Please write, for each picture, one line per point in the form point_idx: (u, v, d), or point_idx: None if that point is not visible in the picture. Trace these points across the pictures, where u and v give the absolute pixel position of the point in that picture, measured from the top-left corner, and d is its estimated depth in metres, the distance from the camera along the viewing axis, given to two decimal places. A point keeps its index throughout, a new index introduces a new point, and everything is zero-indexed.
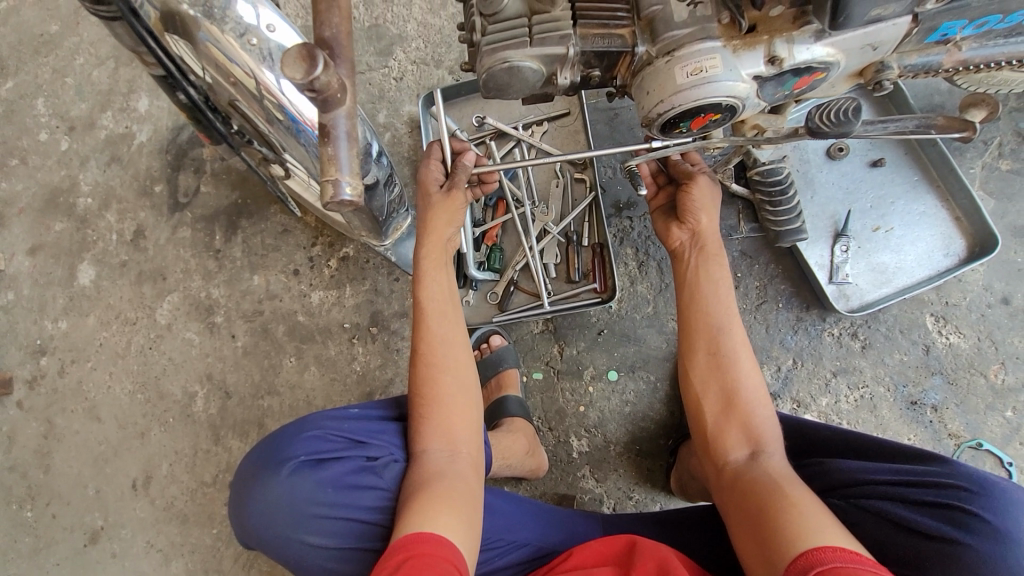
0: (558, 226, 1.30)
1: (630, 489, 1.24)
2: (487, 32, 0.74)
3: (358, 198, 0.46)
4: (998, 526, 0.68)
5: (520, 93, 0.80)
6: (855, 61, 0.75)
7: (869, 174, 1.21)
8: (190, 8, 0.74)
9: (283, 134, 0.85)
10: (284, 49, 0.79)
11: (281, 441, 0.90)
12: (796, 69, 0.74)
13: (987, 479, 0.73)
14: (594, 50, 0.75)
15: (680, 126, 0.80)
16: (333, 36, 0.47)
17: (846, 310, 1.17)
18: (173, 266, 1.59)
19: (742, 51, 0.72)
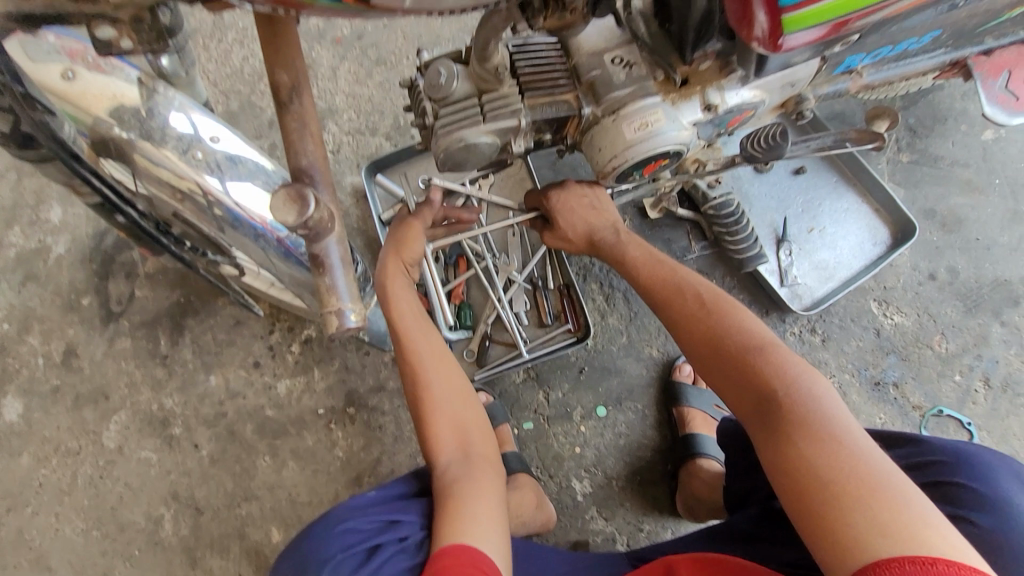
0: (521, 273, 1.30)
1: (640, 520, 1.24)
2: (440, 116, 0.75)
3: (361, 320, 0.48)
4: (986, 494, 0.72)
5: (477, 166, 0.80)
6: (777, 97, 0.83)
7: (794, 181, 1.31)
8: (124, 131, 0.71)
9: (235, 237, 0.80)
10: (232, 157, 0.77)
11: (309, 546, 0.80)
12: (729, 112, 0.81)
13: (961, 449, 0.78)
14: (544, 117, 0.76)
15: (635, 173, 0.84)
16: (310, 163, 0.50)
17: (802, 308, 1.25)
18: (115, 382, 1.46)
19: (679, 102, 0.79)
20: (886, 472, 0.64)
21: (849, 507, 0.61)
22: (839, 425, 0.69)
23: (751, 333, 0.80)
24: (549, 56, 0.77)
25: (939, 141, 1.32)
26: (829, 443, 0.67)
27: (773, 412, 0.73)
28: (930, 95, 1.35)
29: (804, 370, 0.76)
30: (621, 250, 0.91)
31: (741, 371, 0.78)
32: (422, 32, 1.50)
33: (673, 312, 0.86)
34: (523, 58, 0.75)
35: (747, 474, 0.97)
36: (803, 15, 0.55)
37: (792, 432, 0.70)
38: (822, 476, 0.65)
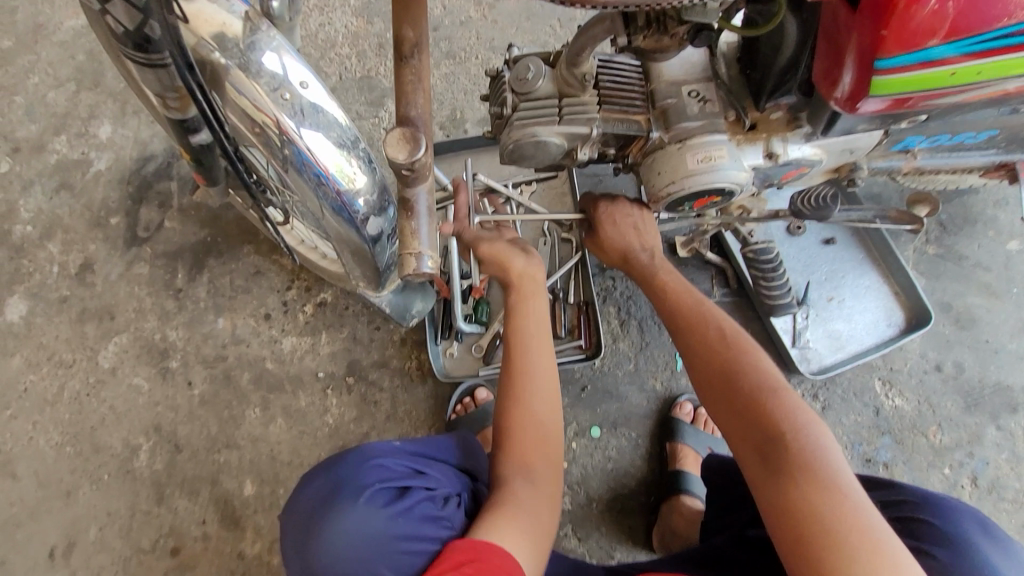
0: (546, 283, 1.29)
1: (612, 547, 1.24)
2: (519, 108, 0.78)
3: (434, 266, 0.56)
4: (947, 531, 0.73)
5: (541, 164, 0.83)
6: (834, 160, 0.86)
7: (823, 250, 1.34)
8: (223, 57, 0.73)
9: (297, 181, 0.83)
10: (315, 107, 0.79)
11: (342, 473, 0.82)
12: (788, 164, 0.84)
13: (930, 492, 0.80)
14: (614, 132, 0.79)
15: (684, 204, 0.88)
16: (417, 114, 0.54)
17: (809, 372, 1.26)
18: (124, 305, 1.46)
19: (744, 145, 0.83)
20: (881, 526, 0.66)
21: (847, 558, 0.63)
22: (841, 477, 0.71)
23: (766, 376, 0.83)
24: (632, 76, 0.81)
25: (967, 240, 1.37)
26: (830, 493, 0.69)
27: (776, 452, 0.75)
28: (965, 196, 1.40)
29: (810, 418, 0.79)
30: (653, 272, 0.93)
31: (752, 408, 0.80)
32: (495, 37, 1.56)
33: (692, 339, 0.89)
34: (606, 73, 0.79)
35: (731, 516, 0.98)
36: (894, 81, 0.58)
37: (797, 478, 0.72)
38: (824, 524, 0.67)
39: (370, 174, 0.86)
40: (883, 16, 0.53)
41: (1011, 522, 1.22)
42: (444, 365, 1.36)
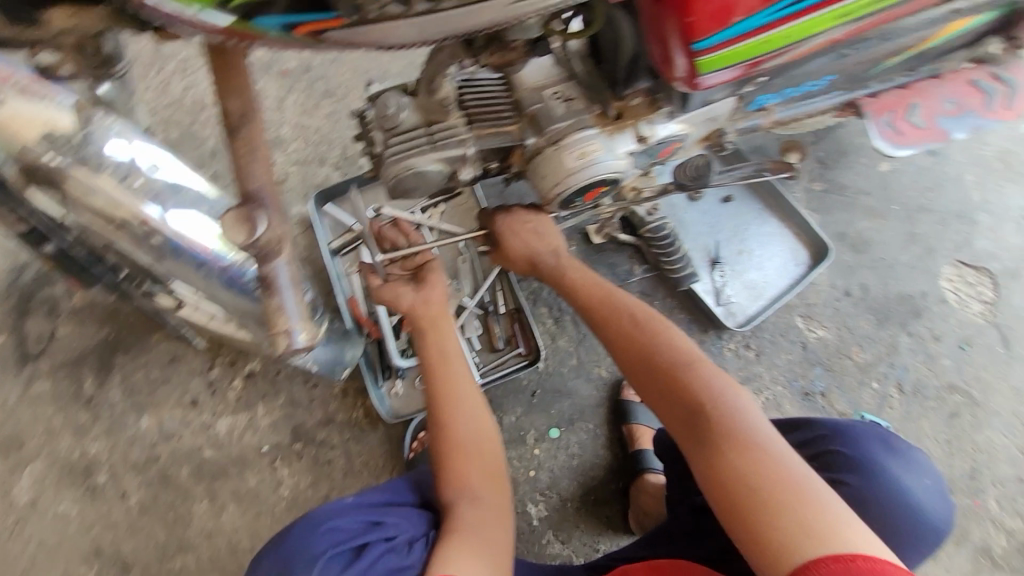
0: (473, 299, 1.28)
1: (596, 540, 1.25)
2: (392, 144, 0.75)
3: (308, 338, 0.57)
4: (856, 457, 0.86)
5: (428, 194, 0.82)
6: (702, 130, 0.91)
7: (725, 208, 1.42)
8: (54, 155, 0.67)
9: (174, 266, 0.79)
10: (175, 186, 0.76)
11: (292, 547, 0.77)
12: (659, 144, 0.88)
13: (840, 423, 0.92)
14: (489, 147, 0.79)
15: (575, 200, 0.90)
16: (257, 187, 0.52)
17: (737, 325, 1.34)
18: (29, 430, 1.31)
19: (615, 134, 0.86)
20: (807, 477, 0.71)
21: (779, 513, 0.68)
22: (760, 438, 0.76)
23: (681, 351, 0.87)
24: (494, 88, 0.81)
25: (847, 171, 1.48)
26: (757, 455, 0.73)
27: (702, 424, 0.79)
28: (834, 131, 1.51)
29: (727, 385, 0.83)
30: (560, 271, 0.95)
31: (675, 388, 0.84)
32: (371, 67, 1.54)
33: (610, 329, 0.91)
34: (467, 93, 0.78)
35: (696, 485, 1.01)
36: (716, 58, 0.62)
37: (724, 448, 0.75)
38: (751, 487, 0.71)
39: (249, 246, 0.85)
40: (683, 6, 0.56)
41: (939, 415, 1.32)
42: (391, 407, 1.33)
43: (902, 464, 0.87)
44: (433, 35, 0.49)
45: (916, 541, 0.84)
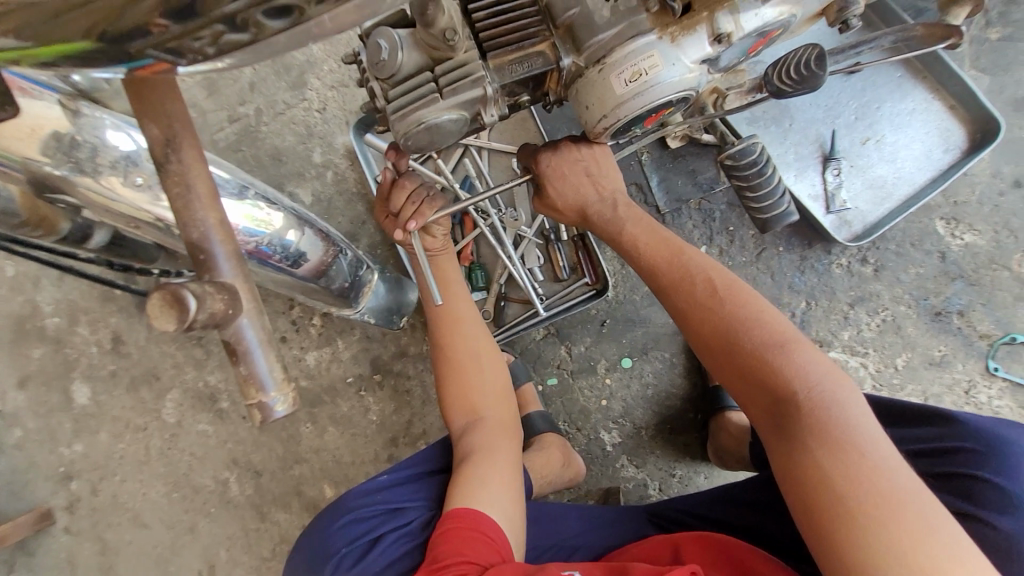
0: (531, 227, 1.24)
1: (672, 466, 1.25)
2: (390, 98, 0.65)
3: (291, 411, 0.40)
4: (1014, 493, 0.63)
5: (449, 145, 0.71)
6: (812, 5, 0.65)
7: (845, 81, 1.11)
8: (56, 168, 0.64)
9: None
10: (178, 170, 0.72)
11: (320, 534, 0.85)
12: (746, 39, 0.64)
13: (999, 435, 0.67)
14: (514, 79, 0.66)
15: (634, 128, 0.71)
16: (203, 233, 0.39)
17: (849, 238, 1.12)
18: None
19: (681, 38, 0.62)
20: (931, 518, 0.52)
21: (869, 532, 0.52)
22: (872, 448, 0.57)
23: (769, 323, 0.66)
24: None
25: None
26: (852, 461, 0.56)
27: (786, 412, 0.61)
28: None
29: (827, 368, 0.63)
30: (619, 225, 0.76)
31: (748, 361, 0.65)
32: None
33: (676, 297, 0.72)
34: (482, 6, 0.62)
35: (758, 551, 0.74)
36: None
37: (811, 441, 0.58)
38: (881, 493, 0.53)
39: (280, 206, 0.85)
40: None
41: None
42: None
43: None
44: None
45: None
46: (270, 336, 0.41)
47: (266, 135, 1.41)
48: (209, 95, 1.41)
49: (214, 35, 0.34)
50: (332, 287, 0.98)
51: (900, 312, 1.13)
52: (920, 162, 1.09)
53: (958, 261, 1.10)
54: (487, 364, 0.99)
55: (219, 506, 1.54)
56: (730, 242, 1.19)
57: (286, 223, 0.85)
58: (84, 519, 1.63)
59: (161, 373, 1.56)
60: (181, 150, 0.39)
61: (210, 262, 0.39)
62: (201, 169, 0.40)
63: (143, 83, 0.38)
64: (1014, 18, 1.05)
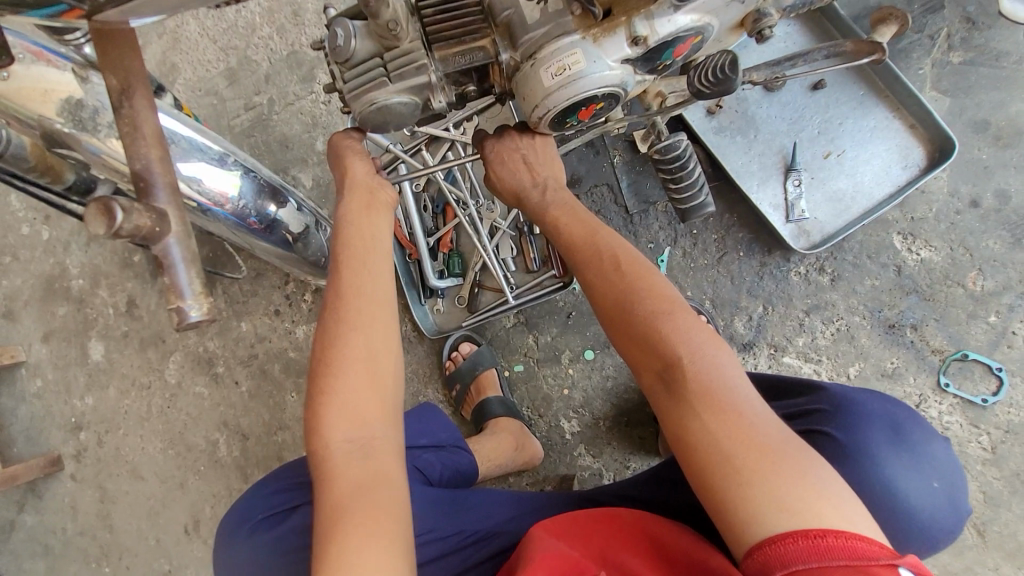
0: (506, 220, 1.32)
1: (627, 458, 1.29)
2: (347, 81, 0.74)
3: (203, 316, 0.48)
4: (848, 444, 0.69)
5: (405, 127, 0.80)
6: (728, 16, 0.72)
7: (810, 97, 1.17)
8: (64, 125, 0.76)
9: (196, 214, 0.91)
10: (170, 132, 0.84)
11: (247, 501, 0.94)
12: (663, 43, 0.71)
13: (847, 398, 0.74)
14: (458, 69, 0.74)
15: (570, 120, 0.79)
16: (146, 166, 0.49)
17: (806, 247, 1.16)
18: None
19: (603, 39, 0.70)
20: (795, 463, 0.59)
21: (745, 484, 0.58)
22: (744, 405, 0.64)
23: (663, 297, 0.72)
24: None
25: None
26: (729, 420, 0.63)
27: (675, 379, 0.67)
28: None
29: (709, 336, 0.69)
30: (544, 208, 0.85)
31: (644, 336, 0.70)
32: None
33: (588, 276, 0.78)
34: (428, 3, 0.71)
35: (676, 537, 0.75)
36: None
37: (696, 405, 0.64)
38: (752, 447, 0.60)
39: (261, 176, 0.95)
40: None
41: None
42: (432, 322, 1.38)
43: (909, 461, 0.69)
44: None
45: (917, 538, 0.68)
46: (195, 256, 0.50)
47: (276, 123, 1.54)
48: (230, 84, 1.56)
49: None
50: (310, 258, 1.07)
51: (855, 322, 1.15)
52: (879, 177, 1.14)
53: (913, 275, 1.13)
54: (380, 366, 0.80)
55: (207, 465, 1.65)
56: (694, 244, 1.24)
57: (264, 195, 0.95)
58: (88, 467, 1.76)
59: (167, 336, 1.69)
60: (134, 99, 0.49)
61: (149, 190, 0.48)
62: (150, 115, 0.49)
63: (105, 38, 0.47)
64: (975, 44, 1.12)
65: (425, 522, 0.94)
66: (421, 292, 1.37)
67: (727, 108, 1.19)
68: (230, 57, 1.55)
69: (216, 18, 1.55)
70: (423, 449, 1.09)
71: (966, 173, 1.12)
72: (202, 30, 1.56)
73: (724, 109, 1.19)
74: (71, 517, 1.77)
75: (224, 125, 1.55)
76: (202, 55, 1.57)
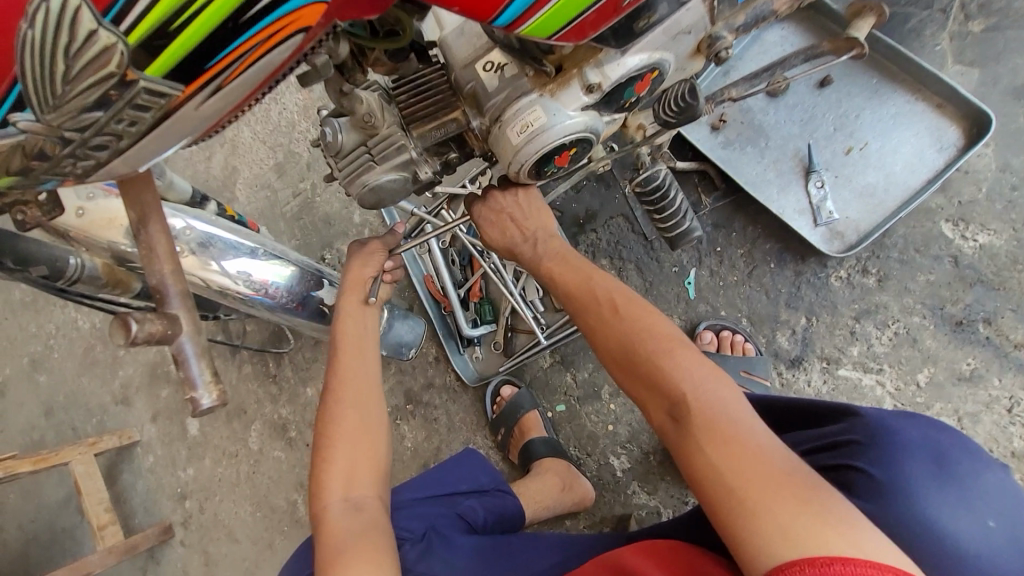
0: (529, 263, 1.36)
1: (683, 493, 1.26)
2: (341, 170, 0.82)
3: (216, 401, 0.55)
4: (882, 480, 0.66)
5: (401, 200, 0.87)
6: (682, 48, 0.73)
7: (820, 95, 1.11)
8: (125, 243, 0.90)
9: (241, 303, 1.03)
10: (204, 235, 0.96)
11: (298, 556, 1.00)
12: (621, 83, 0.72)
13: (884, 428, 0.70)
14: (435, 142, 0.80)
15: (550, 169, 0.81)
16: (160, 279, 0.58)
17: (839, 249, 1.08)
18: None
19: (558, 92, 0.73)
20: (804, 492, 0.58)
21: (755, 518, 0.58)
22: (751, 436, 0.64)
23: (664, 334, 0.74)
24: (428, 80, 0.77)
25: None
26: (733, 451, 0.63)
27: (681, 414, 0.68)
28: None
29: (712, 370, 0.71)
30: (539, 259, 0.90)
31: (649, 372, 0.72)
32: None
33: (587, 317, 0.81)
34: (402, 91, 0.78)
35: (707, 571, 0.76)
36: (543, 20, 0.55)
37: (702, 439, 0.65)
38: (760, 474, 0.60)
39: (289, 259, 1.06)
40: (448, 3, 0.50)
41: None
42: (472, 370, 1.42)
43: (955, 498, 0.64)
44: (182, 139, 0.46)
45: None
46: (205, 350, 0.57)
47: (320, 204, 1.70)
48: (280, 176, 1.75)
49: (74, 163, 0.43)
50: None
51: (914, 323, 1.06)
52: (913, 165, 1.06)
53: (974, 264, 1.04)
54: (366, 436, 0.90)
55: (292, 524, 1.79)
56: (720, 263, 1.18)
57: (297, 277, 1.06)
58: (195, 532, 1.93)
59: (248, 407, 1.87)
60: (149, 228, 0.59)
61: (164, 298, 0.58)
62: (165, 238, 0.59)
63: (124, 182, 0.58)
64: (995, 9, 1.07)
65: (467, 568, 0.97)
66: (459, 342, 1.42)
67: (732, 122, 1.14)
68: (278, 153, 1.76)
69: (262, 122, 1.76)
70: (464, 495, 1.14)
71: (1016, 143, 1.04)
72: (253, 134, 1.78)
73: (729, 123, 1.15)
74: None
75: (277, 213, 1.74)
76: (255, 155, 1.78)
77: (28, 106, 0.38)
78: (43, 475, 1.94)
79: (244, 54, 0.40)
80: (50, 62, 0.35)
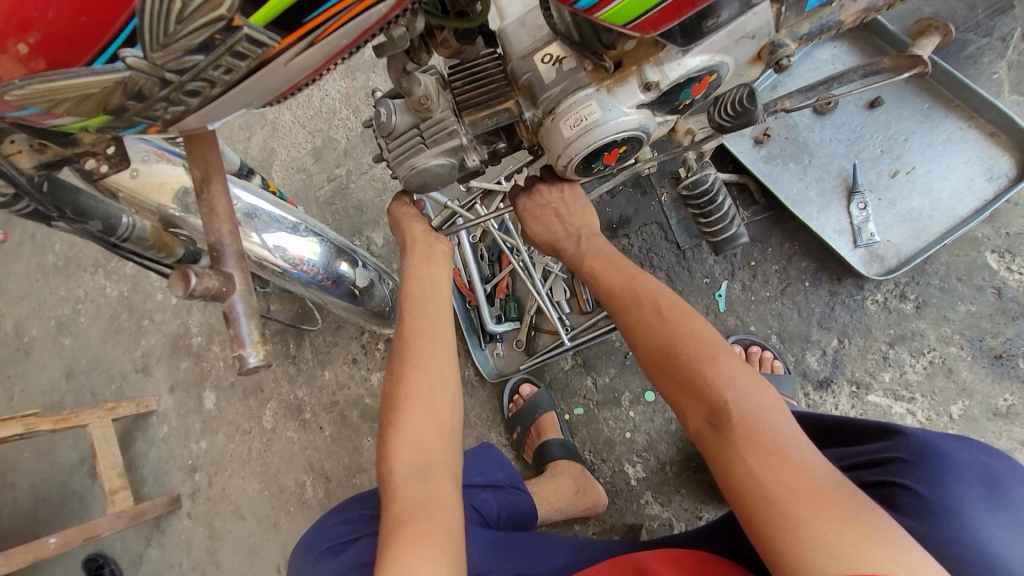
0: (557, 263, 1.36)
1: (698, 507, 1.24)
2: (392, 151, 0.83)
3: (261, 360, 0.56)
4: (929, 499, 0.65)
5: (445, 186, 0.87)
6: (742, 53, 0.73)
7: (869, 116, 1.11)
8: (174, 207, 0.92)
9: (277, 276, 1.05)
10: (248, 206, 0.98)
11: (312, 533, 1.01)
12: (678, 84, 0.73)
13: (934, 449, 0.69)
14: (486, 130, 0.81)
15: (597, 165, 0.82)
16: (218, 238, 0.59)
17: (878, 272, 1.07)
18: None
19: (616, 88, 0.74)
20: (848, 508, 0.57)
21: (796, 532, 0.56)
22: (792, 449, 0.63)
23: (704, 340, 0.74)
24: (485, 68, 0.79)
25: None
26: (775, 462, 0.62)
27: (721, 422, 0.67)
28: None
29: (751, 381, 0.70)
30: (581, 256, 0.91)
31: (687, 379, 0.72)
32: None
33: (627, 317, 0.81)
34: (458, 77, 0.79)
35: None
36: (620, 6, 0.56)
37: (743, 449, 0.64)
38: (803, 488, 0.59)
39: (327, 238, 1.07)
40: None
41: None
42: (492, 366, 1.41)
43: (1009, 523, 0.62)
44: (261, 95, 0.48)
45: None
46: (254, 310, 0.59)
47: (353, 191, 1.73)
48: (316, 161, 1.78)
49: (165, 108, 0.45)
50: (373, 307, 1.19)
51: (950, 353, 1.04)
52: (961, 193, 1.05)
53: (1017, 297, 1.02)
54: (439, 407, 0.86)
55: (297, 506, 1.80)
56: (753, 277, 1.17)
57: (333, 256, 1.08)
58: (201, 505, 1.94)
59: (265, 385, 1.89)
60: (211, 188, 0.60)
61: (220, 256, 0.59)
62: (224, 198, 0.60)
63: (190, 140, 0.59)
64: None
65: (483, 561, 0.96)
66: (482, 336, 1.42)
67: (776, 137, 1.14)
68: (316, 138, 1.79)
69: (304, 107, 1.80)
70: (479, 487, 1.13)
71: None
72: (294, 118, 1.82)
73: (772, 138, 1.14)
74: (185, 552, 1.94)
75: (311, 196, 1.77)
76: (294, 139, 1.81)
77: (140, 43, 0.40)
78: (60, 435, 1.98)
79: (340, 12, 0.41)
80: (166, 5, 0.37)
